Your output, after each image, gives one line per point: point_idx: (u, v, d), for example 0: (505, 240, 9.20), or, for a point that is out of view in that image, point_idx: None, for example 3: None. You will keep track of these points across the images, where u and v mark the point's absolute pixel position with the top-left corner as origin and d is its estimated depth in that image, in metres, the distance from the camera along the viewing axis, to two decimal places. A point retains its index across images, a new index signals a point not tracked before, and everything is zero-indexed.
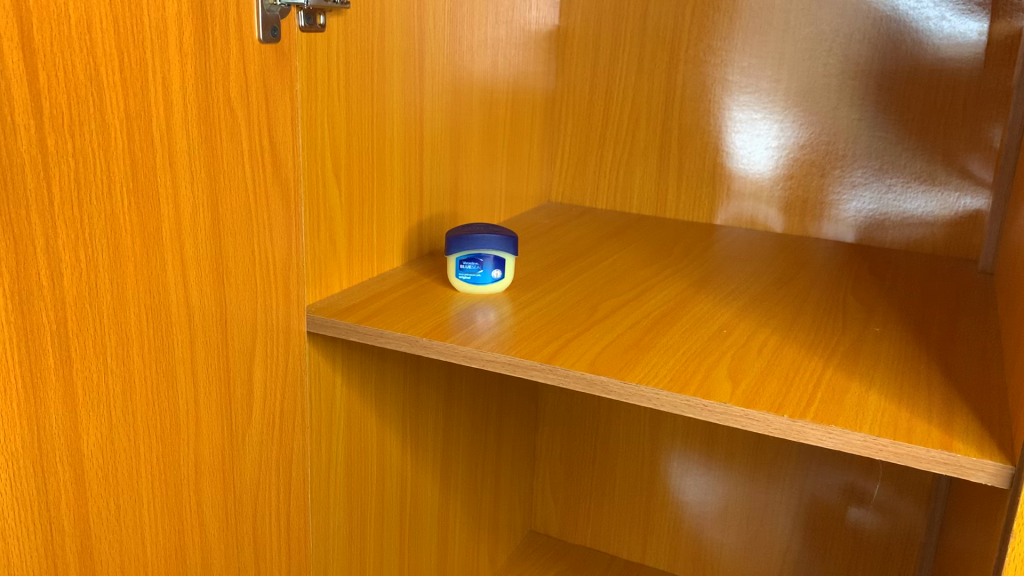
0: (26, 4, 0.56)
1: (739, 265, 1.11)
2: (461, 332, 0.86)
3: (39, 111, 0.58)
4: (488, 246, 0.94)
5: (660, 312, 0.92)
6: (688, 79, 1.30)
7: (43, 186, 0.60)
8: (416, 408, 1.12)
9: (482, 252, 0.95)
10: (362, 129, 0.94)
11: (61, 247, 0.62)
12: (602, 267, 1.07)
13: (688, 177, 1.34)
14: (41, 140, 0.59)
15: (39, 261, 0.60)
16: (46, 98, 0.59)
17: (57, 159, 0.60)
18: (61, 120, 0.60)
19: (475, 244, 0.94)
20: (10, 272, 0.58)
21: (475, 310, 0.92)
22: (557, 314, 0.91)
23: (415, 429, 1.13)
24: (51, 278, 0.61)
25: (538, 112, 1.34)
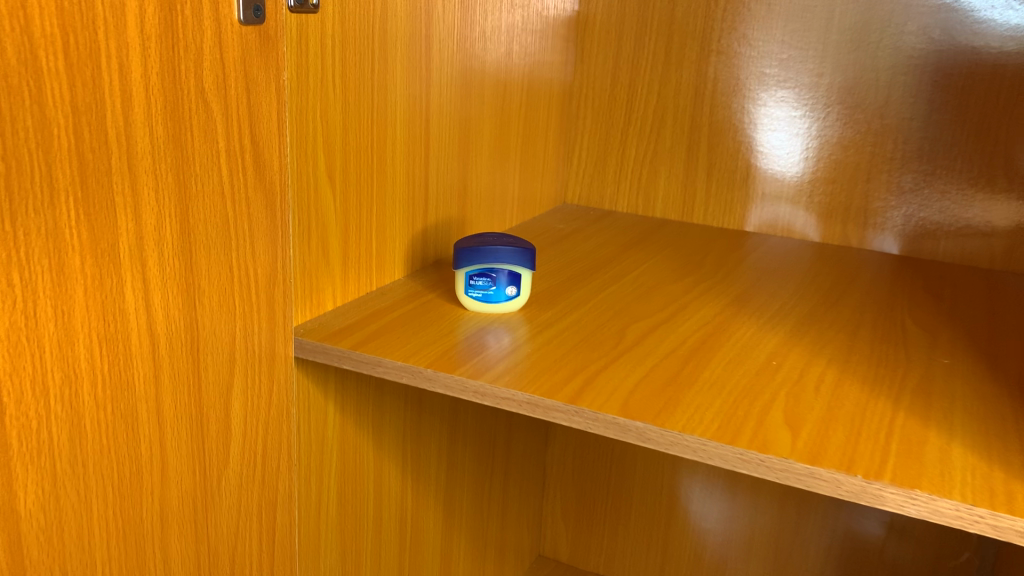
0: None
1: (780, 279, 1.00)
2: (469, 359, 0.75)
3: None
4: (503, 259, 0.83)
5: (698, 340, 0.81)
6: (720, 73, 1.19)
7: None
8: (418, 436, 1.01)
9: (496, 267, 0.83)
10: (359, 125, 0.83)
11: None
12: (627, 282, 0.96)
13: (718, 179, 1.22)
14: None
15: None
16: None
17: None
18: None
19: (487, 256, 0.83)
20: None
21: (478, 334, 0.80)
22: (581, 339, 0.80)
23: (416, 458, 1.02)
24: None
25: (554, 106, 1.22)
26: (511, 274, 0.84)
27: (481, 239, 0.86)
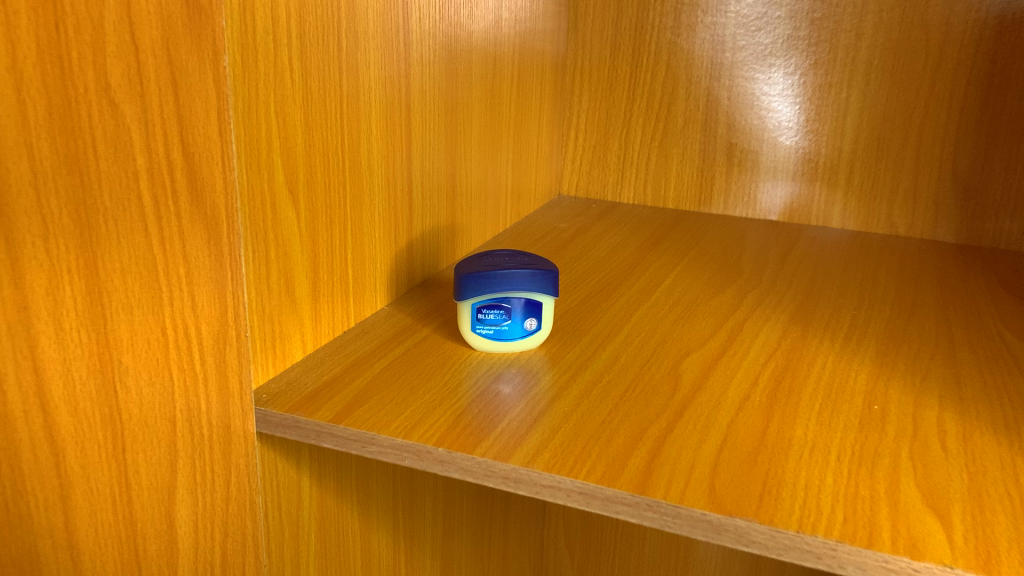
0: None
1: (837, 284, 0.84)
2: (476, 427, 0.56)
3: None
4: (519, 285, 0.65)
5: (772, 379, 0.64)
6: (739, 38, 1.01)
7: None
8: (411, 493, 0.84)
9: (510, 295, 0.66)
10: (326, 120, 0.64)
11: None
12: (661, 298, 0.79)
13: (739, 162, 1.05)
14: None
15: None
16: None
17: None
18: None
19: (499, 283, 0.65)
20: None
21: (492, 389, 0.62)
22: (628, 385, 0.62)
23: (411, 518, 0.84)
24: None
25: (547, 83, 1.05)
26: (529, 303, 0.66)
27: (488, 261, 0.67)
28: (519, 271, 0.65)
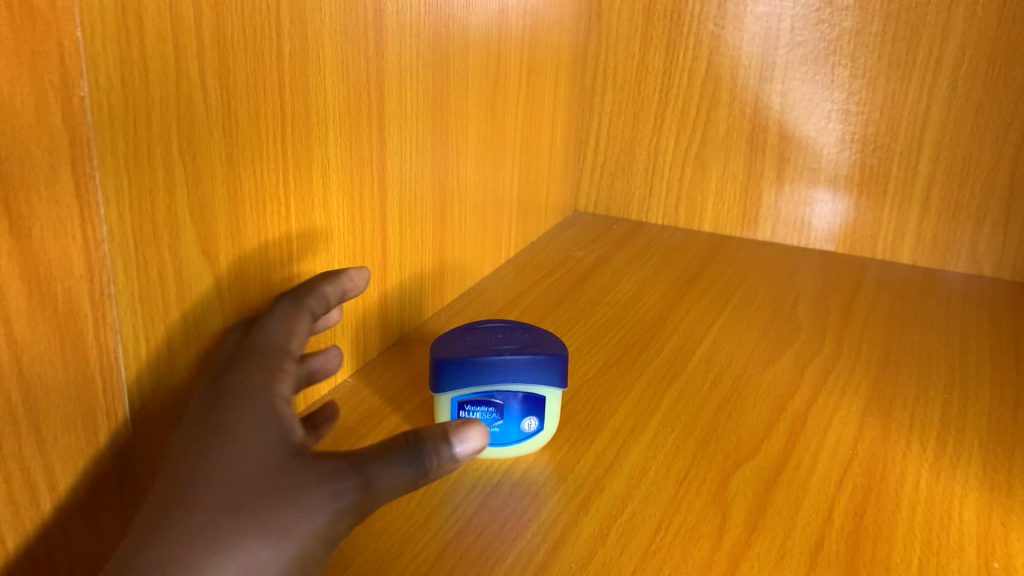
0: None
1: (917, 350, 0.67)
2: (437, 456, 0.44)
3: None
4: (514, 374, 0.50)
5: (851, 511, 0.48)
6: (797, 31, 0.84)
7: None
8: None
9: (503, 388, 0.50)
10: (264, 155, 0.48)
11: None
12: (698, 371, 0.63)
13: (791, 180, 0.89)
14: None
15: None
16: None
17: None
18: None
19: (486, 373, 0.49)
20: None
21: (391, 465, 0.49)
22: (658, 520, 0.47)
23: None
24: None
25: (564, 80, 0.88)
26: (527, 399, 0.50)
27: (475, 339, 0.52)
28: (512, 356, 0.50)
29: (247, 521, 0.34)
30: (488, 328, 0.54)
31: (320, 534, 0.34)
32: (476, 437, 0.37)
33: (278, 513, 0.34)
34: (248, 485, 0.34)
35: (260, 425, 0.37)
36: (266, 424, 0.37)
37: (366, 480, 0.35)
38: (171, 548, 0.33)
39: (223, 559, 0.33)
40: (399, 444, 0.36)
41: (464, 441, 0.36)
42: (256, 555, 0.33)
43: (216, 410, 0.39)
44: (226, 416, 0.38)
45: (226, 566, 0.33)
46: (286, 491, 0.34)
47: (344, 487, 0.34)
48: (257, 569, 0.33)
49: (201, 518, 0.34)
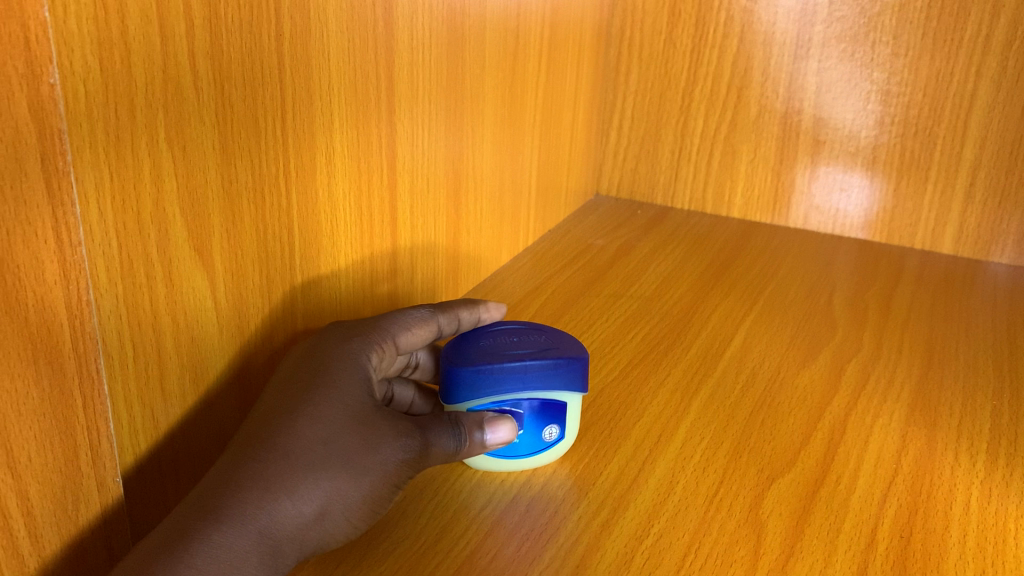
0: None
1: (963, 350, 0.63)
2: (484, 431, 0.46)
3: None
4: (536, 385, 0.46)
5: (900, 533, 0.44)
6: (836, 6, 0.79)
7: None
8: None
9: (523, 399, 0.46)
10: (262, 144, 0.44)
11: None
12: (728, 374, 0.59)
13: (827, 165, 0.84)
14: None
15: None
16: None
17: None
18: None
19: (505, 380, 0.46)
20: None
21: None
22: (689, 541, 0.43)
23: None
24: None
25: (587, 56, 0.84)
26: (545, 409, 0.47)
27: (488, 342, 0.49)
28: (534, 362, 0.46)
29: (343, 455, 0.39)
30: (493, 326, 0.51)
31: (389, 479, 0.40)
32: (507, 430, 0.44)
33: (366, 454, 0.39)
34: (345, 423, 0.40)
35: (358, 373, 0.43)
36: (359, 381, 0.42)
37: (427, 442, 0.41)
38: (273, 464, 0.37)
39: (316, 481, 0.38)
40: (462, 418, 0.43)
41: (498, 430, 0.44)
42: (344, 483, 0.38)
43: (313, 354, 0.44)
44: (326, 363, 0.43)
45: (316, 488, 0.38)
46: (369, 438, 0.40)
47: (413, 443, 0.41)
48: (338, 496, 0.38)
49: (300, 447, 0.38)
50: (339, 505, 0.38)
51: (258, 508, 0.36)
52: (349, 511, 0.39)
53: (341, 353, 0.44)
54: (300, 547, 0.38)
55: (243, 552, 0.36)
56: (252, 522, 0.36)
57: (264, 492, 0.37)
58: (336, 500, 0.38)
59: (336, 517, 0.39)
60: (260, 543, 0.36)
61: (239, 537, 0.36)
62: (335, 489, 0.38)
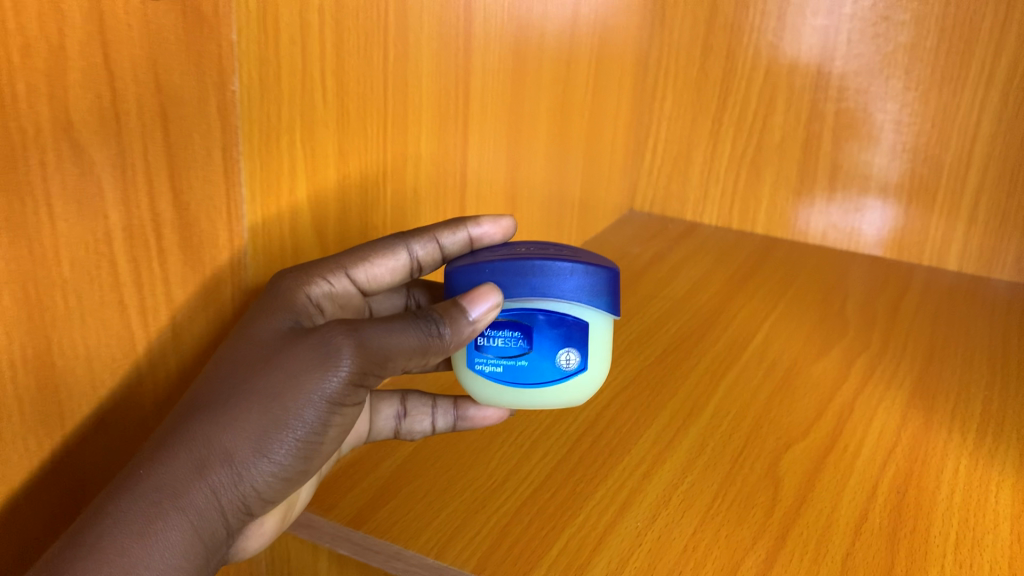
0: None
1: (960, 350, 0.71)
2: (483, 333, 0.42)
3: None
4: (548, 293, 0.42)
5: (896, 490, 0.52)
6: (853, 43, 0.87)
7: None
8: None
9: (535, 308, 0.42)
10: (367, 148, 0.53)
11: None
12: (750, 363, 0.67)
13: (843, 187, 0.93)
14: None
15: None
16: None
17: None
18: None
19: (504, 281, 0.42)
20: None
21: (480, 416, 0.51)
22: (717, 489, 0.51)
23: None
24: None
25: (627, 84, 0.93)
26: (560, 324, 0.43)
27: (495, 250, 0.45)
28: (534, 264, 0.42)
29: (240, 394, 0.37)
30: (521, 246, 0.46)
31: (308, 399, 0.37)
32: (487, 300, 0.41)
33: (266, 379, 0.38)
34: (246, 363, 0.38)
35: (283, 310, 0.41)
36: (275, 322, 0.40)
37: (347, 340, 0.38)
38: (172, 423, 0.37)
39: (214, 422, 0.37)
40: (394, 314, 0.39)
41: (474, 302, 0.41)
42: (246, 421, 0.37)
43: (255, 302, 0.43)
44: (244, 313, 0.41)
45: (217, 429, 0.37)
46: (275, 361, 0.38)
47: (328, 346, 0.38)
48: (247, 428, 0.37)
49: (197, 402, 0.37)
50: (252, 435, 0.37)
51: (153, 466, 0.36)
52: (268, 447, 0.37)
53: (266, 301, 0.42)
54: (223, 492, 0.37)
55: (137, 517, 0.35)
56: (143, 488, 0.35)
57: (153, 456, 0.36)
58: (242, 439, 0.37)
59: (256, 456, 0.37)
60: (159, 501, 0.35)
61: (131, 507, 0.35)
62: (237, 429, 0.37)
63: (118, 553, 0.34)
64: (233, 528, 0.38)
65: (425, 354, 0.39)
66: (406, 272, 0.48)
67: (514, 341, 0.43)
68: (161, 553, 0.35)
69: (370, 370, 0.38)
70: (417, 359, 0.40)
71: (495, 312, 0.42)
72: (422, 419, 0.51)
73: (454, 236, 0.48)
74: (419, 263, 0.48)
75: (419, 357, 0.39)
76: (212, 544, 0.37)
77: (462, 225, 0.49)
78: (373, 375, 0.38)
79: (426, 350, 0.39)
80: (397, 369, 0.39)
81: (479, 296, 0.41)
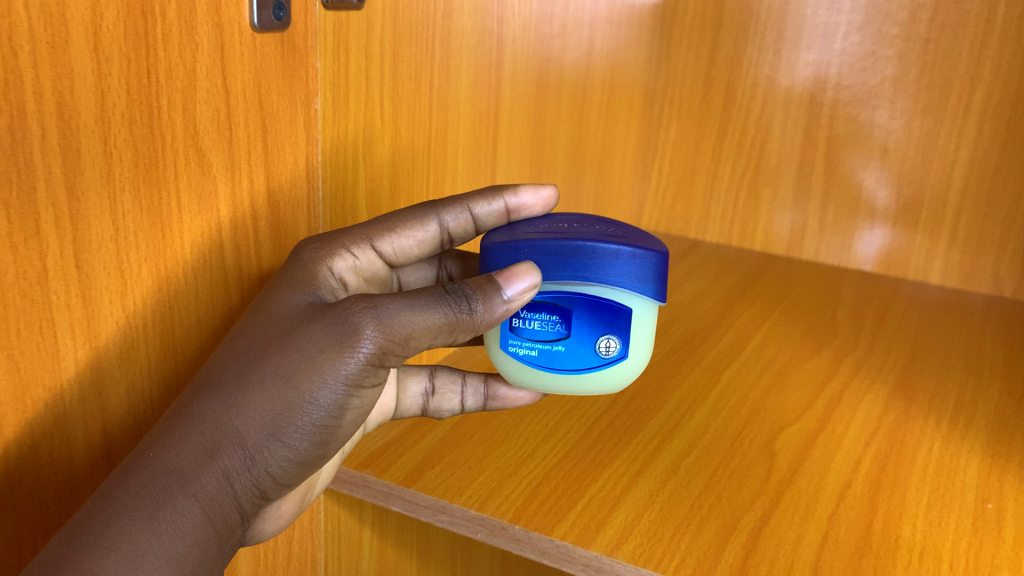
0: None
1: (938, 352, 0.78)
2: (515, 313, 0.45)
3: None
4: (591, 277, 0.45)
5: (876, 464, 0.60)
6: (842, 76, 0.96)
7: None
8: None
9: (576, 292, 0.46)
10: (414, 162, 0.61)
11: None
12: (748, 361, 0.75)
13: (834, 208, 1.01)
14: None
15: None
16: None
17: None
18: None
19: (548, 263, 0.45)
20: None
21: (511, 397, 0.57)
22: (719, 461, 0.59)
23: None
24: None
25: (635, 111, 1.02)
26: (598, 308, 0.46)
27: (537, 229, 0.48)
28: (580, 249, 0.45)
29: (252, 378, 0.41)
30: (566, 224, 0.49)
31: (322, 381, 0.41)
32: (518, 282, 0.43)
33: (275, 366, 0.41)
34: (265, 344, 0.42)
35: (297, 293, 0.44)
36: (301, 303, 0.44)
37: (350, 331, 0.41)
38: (185, 406, 0.41)
39: (223, 408, 0.41)
40: (415, 293, 0.42)
41: (505, 281, 0.43)
42: (262, 402, 0.41)
43: (274, 275, 0.46)
44: (272, 289, 0.45)
45: (227, 415, 0.41)
46: (283, 350, 0.41)
47: (332, 337, 0.41)
48: (255, 413, 0.41)
49: (214, 384, 0.41)
50: (260, 420, 0.41)
51: (166, 449, 0.40)
52: (278, 427, 0.41)
53: (295, 279, 0.45)
54: (234, 471, 0.41)
55: (149, 497, 0.39)
56: (158, 465, 0.39)
57: (168, 435, 0.40)
58: (257, 419, 0.41)
59: (269, 434, 0.41)
60: (169, 482, 0.39)
61: (147, 483, 0.39)
62: (248, 411, 0.41)
63: (131, 524, 0.38)
64: (247, 504, 0.42)
65: (448, 334, 0.42)
66: (435, 242, 0.53)
67: (553, 326, 0.47)
68: (174, 528, 0.39)
69: (378, 356, 0.41)
70: (441, 339, 0.42)
71: (532, 292, 0.44)
72: (451, 398, 0.58)
73: (488, 206, 0.52)
74: (448, 232, 0.53)
75: (441, 337, 0.42)
76: (225, 516, 0.42)
77: (498, 195, 0.53)
78: (391, 356, 0.41)
79: (441, 335, 0.42)
80: (416, 349, 0.42)
81: (515, 274, 0.44)
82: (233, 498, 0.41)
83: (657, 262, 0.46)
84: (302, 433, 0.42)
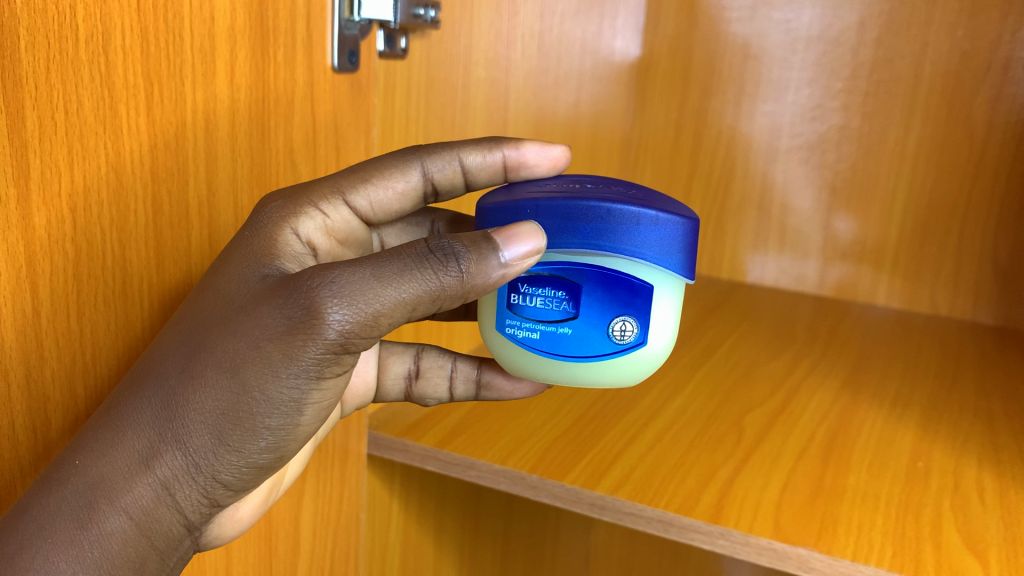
0: (18, 31, 0.36)
1: (881, 357, 0.91)
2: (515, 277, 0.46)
3: (48, 190, 0.38)
4: (612, 245, 0.48)
5: (828, 435, 0.72)
6: (796, 125, 1.10)
7: (41, 288, 0.39)
8: (506, 537, 0.91)
9: (591, 262, 0.48)
10: None
11: (64, 376, 0.41)
12: (718, 362, 0.87)
13: (791, 241, 1.14)
14: (51, 232, 0.39)
15: (50, 399, 0.41)
16: (10, 150, 0.36)
17: (70, 252, 0.40)
18: (79, 198, 0.40)
19: (560, 228, 0.48)
20: (24, 417, 0.39)
21: (505, 388, 0.61)
22: (696, 433, 0.70)
23: (503, 564, 0.92)
24: (64, 419, 0.42)
25: (617, 155, 1.15)
26: (615, 277, 0.48)
27: (545, 189, 0.50)
28: (588, 212, 0.47)
29: (193, 378, 0.41)
30: (585, 188, 0.51)
31: (270, 376, 0.40)
32: (521, 246, 0.43)
33: (215, 367, 0.41)
34: (208, 333, 0.42)
35: (247, 274, 0.44)
36: (253, 282, 0.44)
37: (293, 324, 0.40)
38: (119, 407, 0.41)
39: (154, 413, 0.41)
40: (382, 264, 0.41)
41: (506, 244, 0.43)
42: (201, 403, 0.41)
43: (233, 243, 0.46)
44: (224, 263, 0.45)
45: (162, 418, 0.41)
46: (227, 343, 0.41)
47: (277, 330, 0.40)
48: (194, 418, 0.41)
49: (153, 381, 0.41)
50: (196, 424, 0.41)
51: (94, 459, 0.40)
52: (221, 431, 0.41)
53: (254, 249, 0.46)
54: (171, 477, 0.41)
55: (77, 512, 0.39)
56: (86, 475, 0.40)
57: (98, 443, 0.40)
58: (196, 423, 0.41)
59: (211, 437, 0.41)
60: (94, 495, 0.40)
61: (72, 493, 0.39)
62: (190, 416, 0.41)
63: (50, 546, 0.38)
64: (194, 509, 0.43)
65: (430, 303, 0.41)
66: (418, 192, 0.55)
67: (557, 302, 0.49)
68: (103, 543, 0.40)
69: (332, 348, 0.40)
70: (420, 309, 0.41)
71: (534, 258, 0.44)
72: (438, 382, 0.62)
73: (483, 157, 0.54)
74: (433, 182, 0.55)
75: (421, 307, 0.41)
76: (168, 521, 0.42)
77: (498, 148, 0.54)
78: (355, 339, 0.41)
79: (406, 316, 0.41)
80: (389, 325, 0.41)
81: (517, 236, 0.43)
82: (173, 505, 0.42)
83: (678, 232, 0.48)
84: (248, 433, 0.42)
